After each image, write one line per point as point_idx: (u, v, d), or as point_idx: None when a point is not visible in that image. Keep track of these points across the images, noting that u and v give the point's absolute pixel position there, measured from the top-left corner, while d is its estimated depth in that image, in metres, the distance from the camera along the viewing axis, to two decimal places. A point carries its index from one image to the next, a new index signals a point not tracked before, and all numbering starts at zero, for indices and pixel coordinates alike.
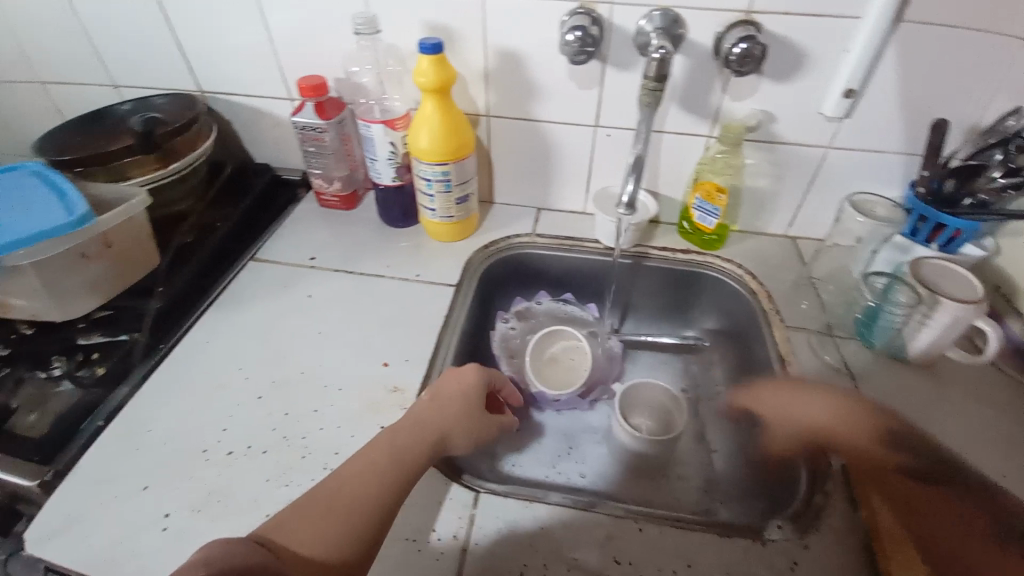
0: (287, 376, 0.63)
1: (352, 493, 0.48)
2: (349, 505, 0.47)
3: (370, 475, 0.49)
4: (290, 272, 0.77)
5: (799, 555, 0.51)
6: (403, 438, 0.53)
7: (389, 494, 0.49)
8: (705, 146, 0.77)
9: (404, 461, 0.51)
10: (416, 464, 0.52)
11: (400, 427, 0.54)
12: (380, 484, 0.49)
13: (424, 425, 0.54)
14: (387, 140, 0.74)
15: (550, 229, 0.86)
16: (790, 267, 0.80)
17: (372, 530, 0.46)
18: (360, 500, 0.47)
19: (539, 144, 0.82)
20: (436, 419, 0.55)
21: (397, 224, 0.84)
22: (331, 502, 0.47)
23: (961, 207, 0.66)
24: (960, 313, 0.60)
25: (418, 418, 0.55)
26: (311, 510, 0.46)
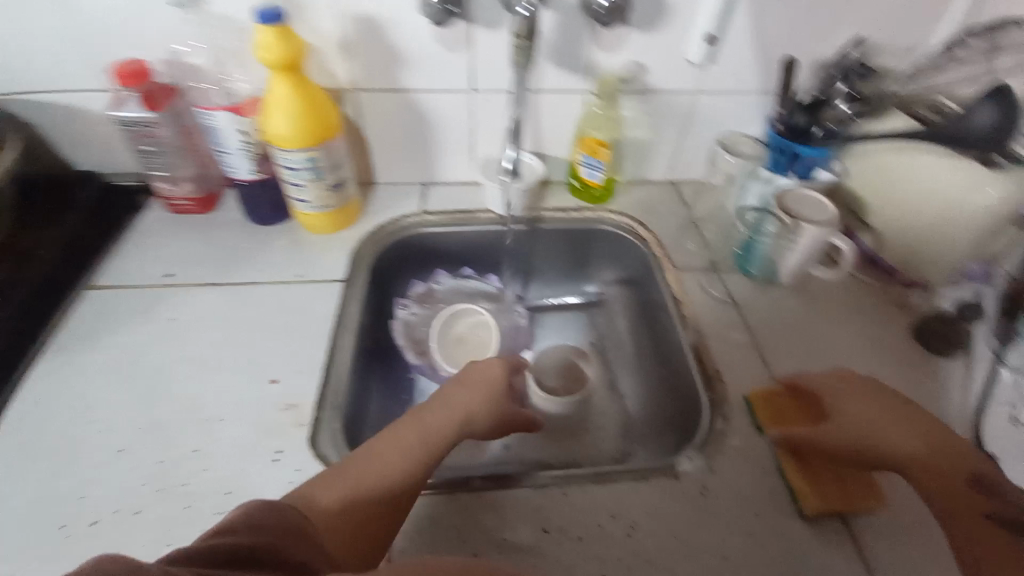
0: (161, 416, 0.57)
1: (377, 471, 0.47)
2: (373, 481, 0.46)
3: (402, 455, 0.49)
4: (145, 295, 0.68)
5: (708, 481, 0.54)
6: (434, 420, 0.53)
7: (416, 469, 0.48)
8: (584, 102, 0.76)
9: (433, 441, 0.51)
10: (445, 444, 0.52)
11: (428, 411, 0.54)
12: (411, 463, 0.48)
13: (458, 407, 0.54)
14: (236, 128, 0.66)
15: (440, 204, 0.82)
16: (674, 211, 0.83)
17: (392, 509, 0.46)
18: (388, 476, 0.47)
19: (415, 116, 0.76)
20: (469, 402, 0.55)
21: (268, 222, 0.76)
22: (356, 476, 0.46)
23: (814, 137, 0.70)
24: (818, 234, 0.65)
25: (453, 401, 0.55)
26: (342, 482, 0.45)
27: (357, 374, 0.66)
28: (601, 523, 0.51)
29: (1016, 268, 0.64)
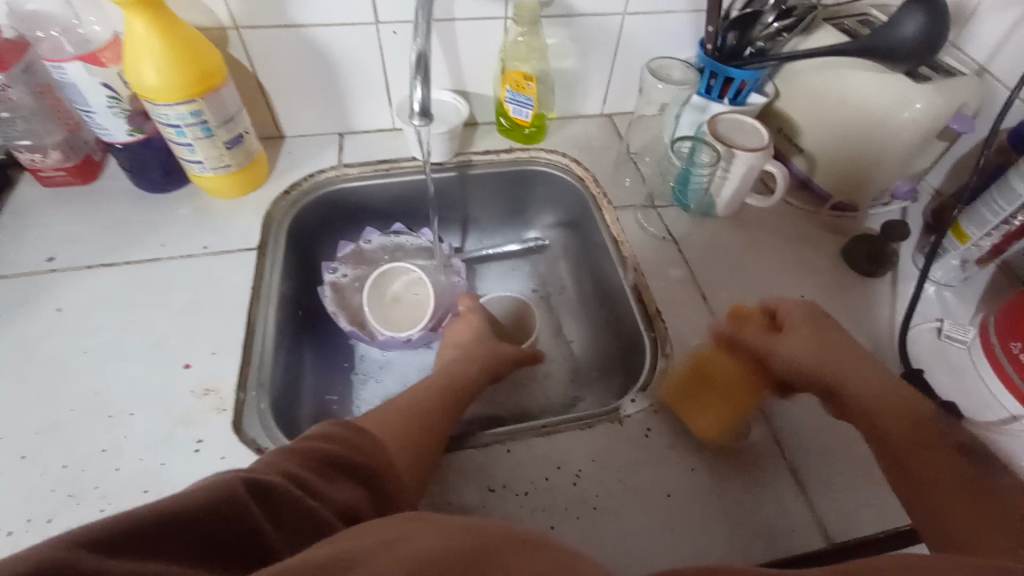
0: (59, 417, 0.51)
1: (418, 408, 0.50)
2: (421, 414, 0.49)
3: (432, 396, 0.52)
4: (25, 283, 0.59)
5: (651, 422, 0.54)
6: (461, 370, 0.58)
7: (454, 409, 0.53)
8: (504, 30, 0.70)
9: (457, 383, 0.56)
10: (467, 385, 0.56)
11: (453, 365, 0.59)
12: (442, 401, 0.52)
13: (470, 353, 0.60)
14: (97, 82, 0.56)
15: (359, 155, 0.75)
16: (610, 146, 0.80)
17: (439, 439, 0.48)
18: (428, 413, 0.50)
19: (314, 55, 0.68)
20: (477, 349, 0.61)
21: (162, 188, 0.68)
22: (400, 413, 0.48)
23: (745, 57, 0.67)
24: (752, 161, 0.64)
25: (460, 351, 0.61)
26: (389, 418, 0.48)
27: (283, 348, 0.62)
28: (547, 475, 0.50)
29: (940, 181, 0.72)
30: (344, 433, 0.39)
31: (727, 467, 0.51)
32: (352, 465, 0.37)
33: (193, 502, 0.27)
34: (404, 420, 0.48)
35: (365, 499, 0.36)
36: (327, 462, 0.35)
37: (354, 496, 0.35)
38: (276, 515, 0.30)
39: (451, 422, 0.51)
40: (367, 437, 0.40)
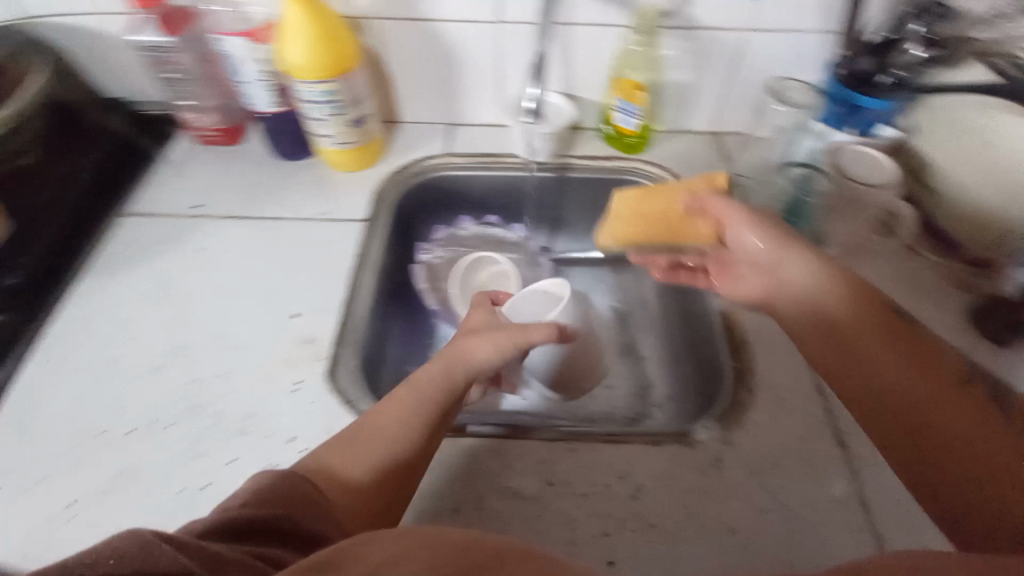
0: (187, 342, 0.59)
1: (375, 436, 0.46)
2: (386, 448, 0.45)
3: (397, 417, 0.47)
4: (173, 225, 0.68)
5: (723, 452, 0.52)
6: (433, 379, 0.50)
7: (426, 430, 0.47)
8: (622, 37, 0.70)
9: (428, 399, 0.49)
10: (441, 401, 0.49)
11: (421, 380, 0.50)
12: (404, 424, 0.46)
13: (448, 364, 0.52)
14: (255, 56, 0.64)
15: (466, 147, 0.79)
16: (716, 164, 0.78)
17: (391, 478, 0.44)
18: (383, 444, 0.45)
19: (438, 48, 0.72)
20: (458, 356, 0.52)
21: (292, 157, 0.75)
22: (358, 440, 0.45)
23: (882, 87, 0.62)
24: (878, 197, 0.61)
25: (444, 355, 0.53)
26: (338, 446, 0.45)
27: (375, 317, 0.66)
28: (608, 483, 0.50)
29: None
30: (275, 486, 0.39)
31: (798, 510, 0.48)
32: (280, 522, 0.36)
33: (118, 549, 0.31)
34: (369, 454, 0.44)
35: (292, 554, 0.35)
36: (249, 523, 0.35)
37: (277, 552, 0.35)
38: (202, 563, 0.32)
39: (418, 450, 0.46)
40: (303, 487, 0.40)
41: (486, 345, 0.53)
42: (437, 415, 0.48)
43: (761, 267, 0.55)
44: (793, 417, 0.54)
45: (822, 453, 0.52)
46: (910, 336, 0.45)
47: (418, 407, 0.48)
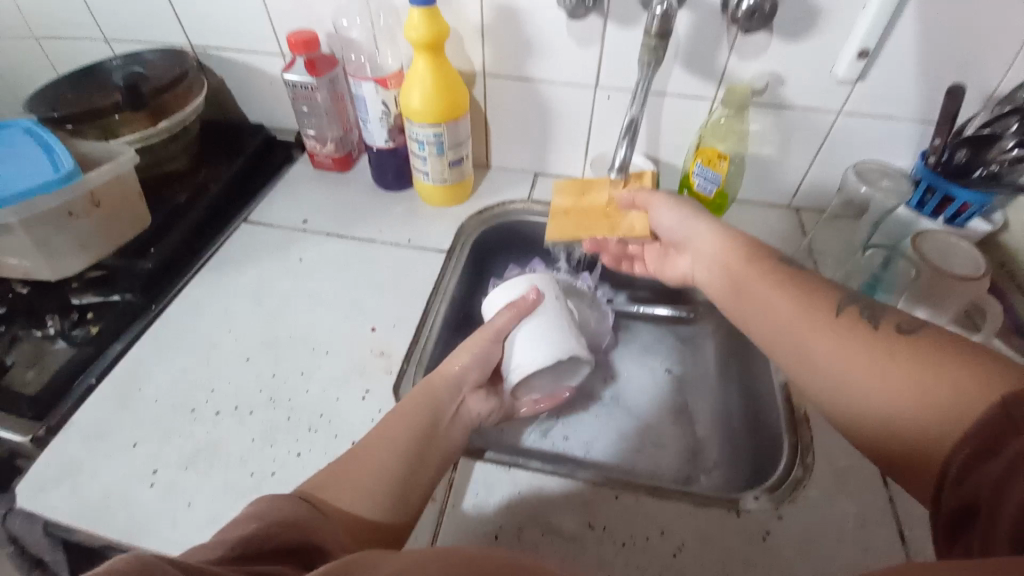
0: (276, 339, 0.65)
1: (367, 464, 0.48)
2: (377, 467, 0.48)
3: (383, 441, 0.50)
4: (282, 235, 0.77)
5: (773, 525, 0.51)
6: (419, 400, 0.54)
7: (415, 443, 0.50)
8: (710, 109, 0.74)
9: (412, 424, 0.52)
10: (426, 425, 0.52)
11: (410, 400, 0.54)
12: (394, 449, 0.49)
13: (427, 393, 0.55)
14: (379, 99, 0.73)
15: (547, 195, 0.84)
16: (791, 238, 0.78)
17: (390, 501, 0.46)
18: (378, 468, 0.48)
19: (535, 105, 0.79)
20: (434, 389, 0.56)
21: (392, 188, 0.83)
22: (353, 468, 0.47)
23: (973, 179, 0.63)
24: (963, 289, 0.59)
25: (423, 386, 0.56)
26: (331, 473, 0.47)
27: (442, 340, 0.70)
28: (648, 536, 0.50)
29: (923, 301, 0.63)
30: (272, 512, 0.37)
31: None
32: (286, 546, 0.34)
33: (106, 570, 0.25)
34: (361, 479, 0.47)
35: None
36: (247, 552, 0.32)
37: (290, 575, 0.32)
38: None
39: (411, 467, 0.49)
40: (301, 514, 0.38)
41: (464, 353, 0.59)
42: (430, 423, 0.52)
43: (682, 243, 0.64)
44: (852, 502, 0.52)
45: (882, 546, 0.49)
46: (800, 287, 0.50)
47: (402, 425, 0.51)
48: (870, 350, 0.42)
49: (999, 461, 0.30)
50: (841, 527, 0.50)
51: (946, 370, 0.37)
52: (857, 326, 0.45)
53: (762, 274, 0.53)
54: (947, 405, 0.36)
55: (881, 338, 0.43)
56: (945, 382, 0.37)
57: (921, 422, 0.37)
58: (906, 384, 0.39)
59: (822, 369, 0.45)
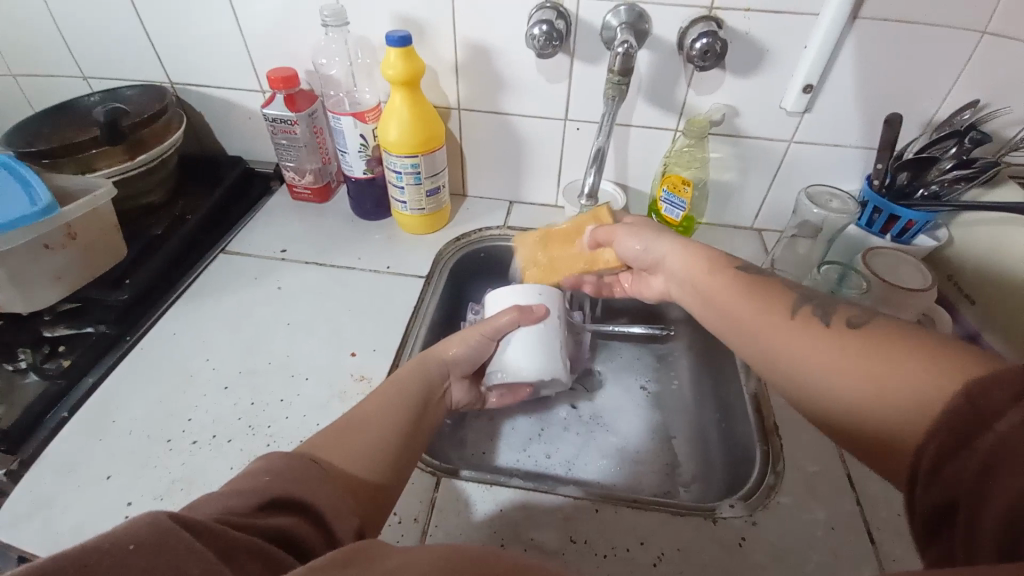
0: (255, 367, 0.65)
1: (370, 421, 0.50)
2: (377, 429, 0.49)
3: (383, 403, 0.52)
4: (261, 264, 0.78)
5: (748, 531, 0.52)
6: (413, 371, 0.57)
7: (410, 412, 0.53)
8: (673, 139, 0.79)
9: (411, 390, 0.55)
10: (422, 393, 0.56)
11: (403, 372, 0.57)
12: (395, 410, 0.52)
13: (427, 364, 0.59)
14: (357, 133, 0.75)
15: (522, 221, 0.87)
16: (754, 258, 0.82)
17: (393, 457, 0.48)
18: (381, 428, 0.50)
19: (509, 137, 0.82)
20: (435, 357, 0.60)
21: (371, 217, 0.86)
22: (353, 425, 0.49)
23: (915, 198, 0.69)
24: (913, 301, 0.63)
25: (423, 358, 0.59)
26: (335, 432, 0.48)
27: None
28: (629, 547, 0.51)
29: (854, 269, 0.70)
30: (284, 465, 0.39)
31: None
32: (295, 498, 0.37)
33: (124, 536, 0.28)
34: (366, 437, 0.48)
35: (312, 526, 0.37)
36: (261, 504, 0.35)
37: (299, 526, 0.35)
38: (222, 551, 0.30)
39: (408, 432, 0.51)
40: (312, 467, 0.41)
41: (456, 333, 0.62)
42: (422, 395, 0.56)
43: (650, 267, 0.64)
44: (822, 506, 0.54)
45: (852, 547, 0.51)
46: (756, 291, 0.50)
47: (398, 393, 0.54)
48: (831, 347, 0.42)
49: (976, 457, 0.30)
50: (813, 530, 0.52)
51: (909, 363, 0.37)
52: (813, 326, 0.45)
53: (718, 280, 0.53)
54: (915, 398, 0.36)
55: (842, 335, 0.43)
56: (909, 373, 0.37)
57: (893, 419, 0.37)
58: (871, 380, 0.39)
59: (794, 372, 0.44)
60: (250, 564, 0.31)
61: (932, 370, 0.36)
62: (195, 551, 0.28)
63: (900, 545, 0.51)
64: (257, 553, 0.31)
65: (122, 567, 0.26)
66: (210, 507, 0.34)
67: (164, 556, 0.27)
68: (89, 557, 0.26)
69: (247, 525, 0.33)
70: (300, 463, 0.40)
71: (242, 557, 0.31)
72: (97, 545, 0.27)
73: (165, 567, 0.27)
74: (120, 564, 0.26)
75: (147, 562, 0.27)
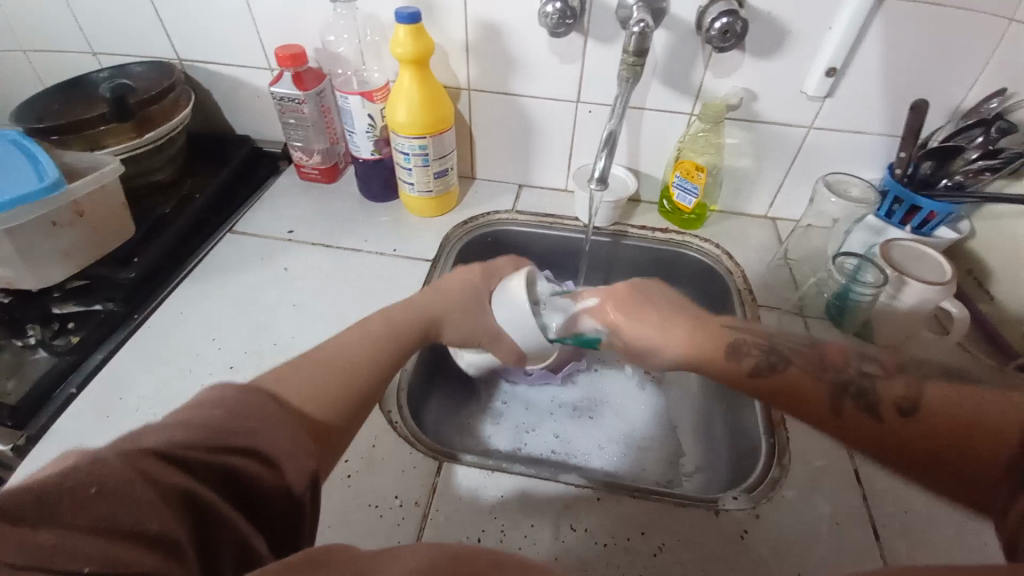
0: (261, 348, 0.65)
1: (346, 360, 0.49)
2: (345, 369, 0.49)
3: (367, 344, 0.52)
4: (269, 244, 0.78)
5: (751, 524, 0.52)
6: (403, 317, 0.57)
7: (383, 359, 0.52)
8: (687, 123, 0.77)
9: (400, 334, 0.55)
10: (411, 338, 0.56)
11: (395, 317, 0.56)
12: (377, 350, 0.52)
13: (423, 308, 0.59)
14: (365, 112, 0.74)
15: (531, 206, 0.86)
16: (766, 247, 0.81)
17: (357, 400, 0.48)
18: (356, 364, 0.50)
19: (520, 119, 0.81)
20: (434, 304, 0.60)
21: (379, 199, 0.85)
22: (326, 361, 0.48)
23: (938, 189, 0.67)
24: (926, 295, 0.61)
25: (417, 302, 0.60)
26: (306, 365, 0.47)
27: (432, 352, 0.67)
28: (630, 537, 0.51)
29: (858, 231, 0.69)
30: (237, 396, 0.37)
31: None
32: (242, 437, 0.35)
33: (85, 477, 0.28)
34: (338, 380, 0.47)
35: (262, 464, 0.35)
36: (210, 444, 0.33)
37: (244, 465, 0.34)
38: (169, 497, 0.30)
39: (374, 379, 0.50)
40: (269, 403, 0.38)
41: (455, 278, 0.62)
42: (400, 345, 0.54)
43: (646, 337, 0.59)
44: (827, 502, 0.54)
45: (856, 544, 0.50)
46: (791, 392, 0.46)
47: (388, 337, 0.54)
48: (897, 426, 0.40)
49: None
50: (817, 524, 0.52)
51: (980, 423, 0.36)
52: (860, 415, 0.41)
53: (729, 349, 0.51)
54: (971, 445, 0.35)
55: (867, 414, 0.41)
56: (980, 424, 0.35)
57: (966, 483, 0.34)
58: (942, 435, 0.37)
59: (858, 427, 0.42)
60: (187, 514, 0.30)
61: (1013, 423, 0.35)
62: (157, 505, 0.29)
63: (905, 541, 0.51)
64: (194, 503, 0.31)
65: (84, 511, 0.27)
66: (150, 438, 0.33)
67: (124, 506, 0.28)
68: (49, 497, 0.26)
69: (193, 462, 0.32)
70: (253, 398, 0.38)
71: (181, 503, 0.30)
72: (57, 485, 0.27)
73: (125, 518, 0.27)
74: (81, 507, 0.27)
75: (106, 508, 0.27)
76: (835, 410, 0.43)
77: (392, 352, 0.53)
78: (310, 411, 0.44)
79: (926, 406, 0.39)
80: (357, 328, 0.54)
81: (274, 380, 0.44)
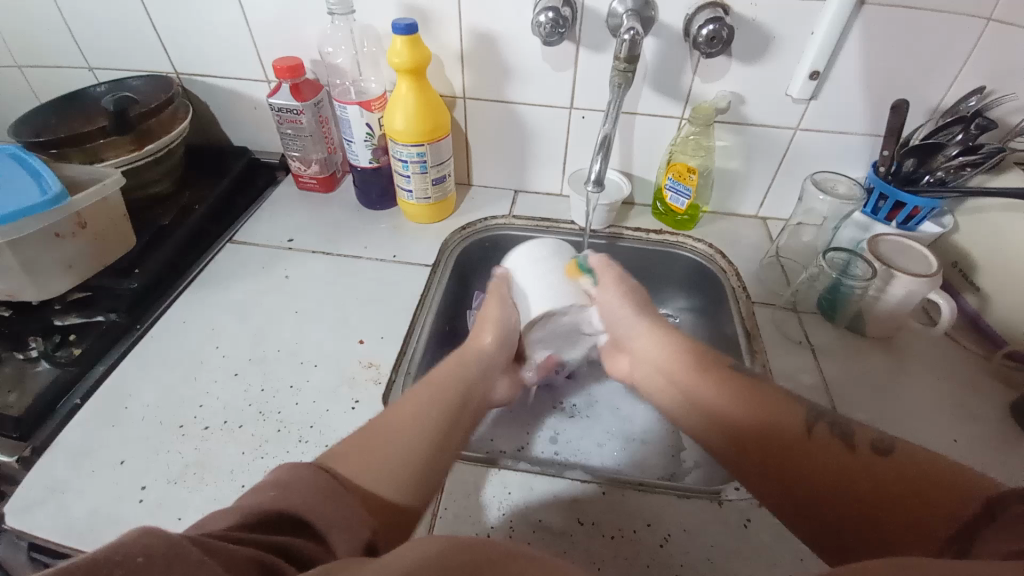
0: (264, 354, 0.66)
1: (407, 425, 0.52)
2: (410, 440, 0.50)
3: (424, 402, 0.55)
4: (269, 253, 0.79)
5: (753, 513, 0.53)
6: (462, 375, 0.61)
7: (446, 424, 0.54)
8: (678, 127, 0.79)
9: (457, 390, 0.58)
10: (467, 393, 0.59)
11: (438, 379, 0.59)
12: (438, 412, 0.54)
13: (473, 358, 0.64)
14: (363, 121, 0.76)
15: (527, 210, 0.88)
16: (757, 246, 0.83)
17: (421, 474, 0.49)
18: (419, 430, 0.52)
19: (515, 126, 0.83)
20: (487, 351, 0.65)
21: (376, 207, 0.86)
22: (390, 431, 0.51)
23: (921, 185, 0.69)
24: (913, 287, 0.63)
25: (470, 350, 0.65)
26: (369, 440, 0.49)
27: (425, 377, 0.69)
28: (636, 529, 0.52)
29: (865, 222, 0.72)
30: (292, 475, 0.40)
31: None
32: (294, 512, 0.37)
33: (134, 546, 0.28)
34: (402, 450, 0.49)
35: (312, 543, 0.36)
36: (259, 522, 0.35)
37: (293, 541, 0.34)
38: (231, 562, 0.30)
39: (440, 446, 0.52)
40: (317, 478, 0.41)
41: (490, 330, 0.67)
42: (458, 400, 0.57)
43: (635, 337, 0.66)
44: None
45: None
46: (762, 397, 0.51)
47: (441, 397, 0.56)
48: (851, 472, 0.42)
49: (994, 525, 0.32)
50: None
51: (926, 480, 0.38)
52: (835, 444, 0.45)
53: (710, 384, 0.54)
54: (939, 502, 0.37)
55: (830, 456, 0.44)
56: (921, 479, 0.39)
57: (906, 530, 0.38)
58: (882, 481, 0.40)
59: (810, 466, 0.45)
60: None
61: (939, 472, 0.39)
62: (205, 563, 0.28)
63: None
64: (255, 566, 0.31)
65: None
66: (212, 525, 0.35)
67: (176, 566, 0.27)
68: (101, 568, 0.26)
69: (248, 539, 0.33)
70: (306, 474, 0.40)
71: (250, 567, 0.30)
72: (109, 556, 0.27)
73: None
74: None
75: (157, 572, 0.27)
76: (809, 434, 0.46)
77: (450, 410, 0.56)
78: (378, 492, 0.45)
79: (900, 450, 0.42)
80: (419, 391, 0.56)
81: (338, 462, 0.46)
